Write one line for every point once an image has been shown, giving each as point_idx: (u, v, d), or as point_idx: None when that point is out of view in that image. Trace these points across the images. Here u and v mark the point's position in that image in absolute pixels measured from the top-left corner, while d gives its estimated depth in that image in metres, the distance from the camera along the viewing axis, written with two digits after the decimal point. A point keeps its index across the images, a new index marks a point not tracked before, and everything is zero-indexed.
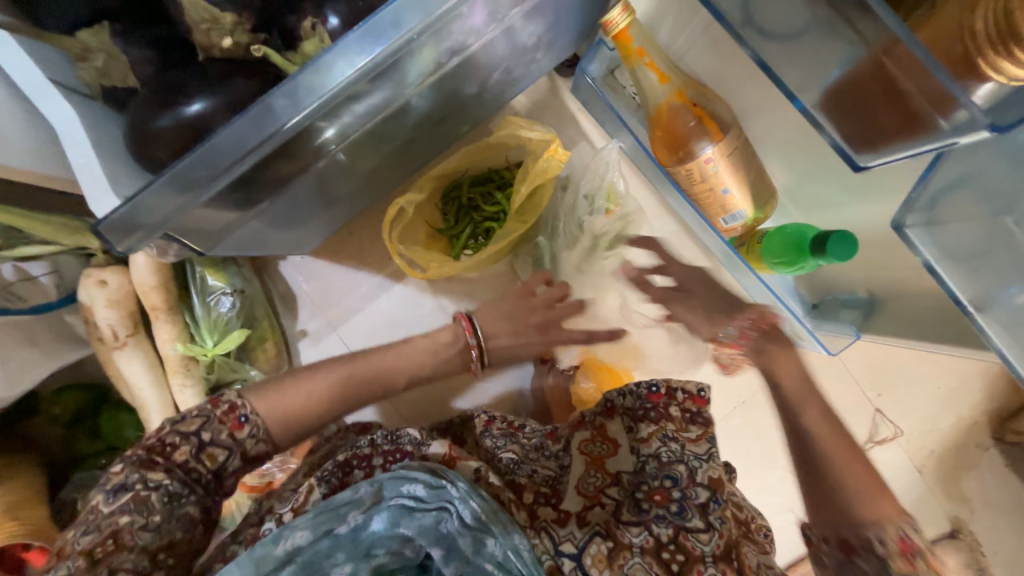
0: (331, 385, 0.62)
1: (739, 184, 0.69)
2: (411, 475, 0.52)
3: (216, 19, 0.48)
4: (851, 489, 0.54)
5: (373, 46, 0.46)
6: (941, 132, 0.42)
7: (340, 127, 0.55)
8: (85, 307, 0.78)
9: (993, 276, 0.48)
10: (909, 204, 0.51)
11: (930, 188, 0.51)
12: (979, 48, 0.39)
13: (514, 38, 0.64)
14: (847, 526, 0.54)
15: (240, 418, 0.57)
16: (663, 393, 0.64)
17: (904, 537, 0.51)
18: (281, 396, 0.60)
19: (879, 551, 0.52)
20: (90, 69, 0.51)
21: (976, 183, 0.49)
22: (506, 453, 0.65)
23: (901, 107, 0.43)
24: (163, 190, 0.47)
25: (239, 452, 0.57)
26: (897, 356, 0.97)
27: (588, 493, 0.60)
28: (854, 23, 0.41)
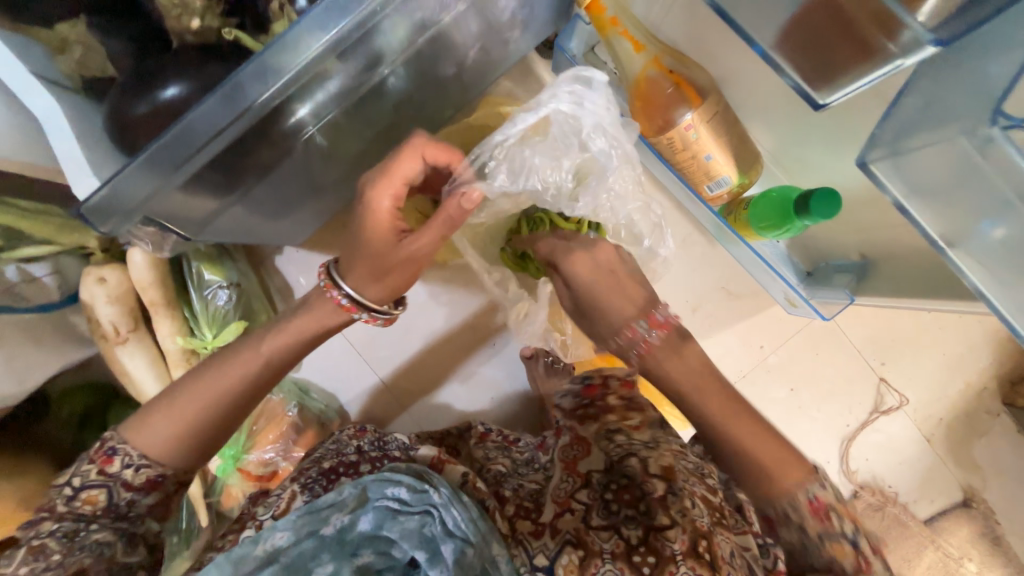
0: (207, 397, 0.52)
1: (722, 149, 0.69)
2: (395, 477, 0.52)
3: (186, 4, 0.49)
4: (767, 465, 0.52)
5: (337, 19, 0.47)
6: (891, 56, 0.43)
7: (315, 107, 0.56)
8: (87, 305, 0.80)
9: (967, 209, 0.47)
10: (871, 141, 0.52)
11: (892, 124, 0.52)
12: None
13: (486, 14, 0.64)
14: (764, 499, 0.52)
15: (110, 451, 0.50)
16: (597, 385, 0.59)
17: (813, 497, 0.51)
18: (151, 418, 0.51)
19: (795, 517, 0.51)
20: (70, 61, 0.52)
21: (939, 108, 0.48)
22: (495, 465, 0.66)
23: (854, 37, 0.42)
24: (141, 171, 0.49)
25: (120, 486, 0.50)
26: (900, 324, 0.96)
27: (560, 500, 0.55)
28: None
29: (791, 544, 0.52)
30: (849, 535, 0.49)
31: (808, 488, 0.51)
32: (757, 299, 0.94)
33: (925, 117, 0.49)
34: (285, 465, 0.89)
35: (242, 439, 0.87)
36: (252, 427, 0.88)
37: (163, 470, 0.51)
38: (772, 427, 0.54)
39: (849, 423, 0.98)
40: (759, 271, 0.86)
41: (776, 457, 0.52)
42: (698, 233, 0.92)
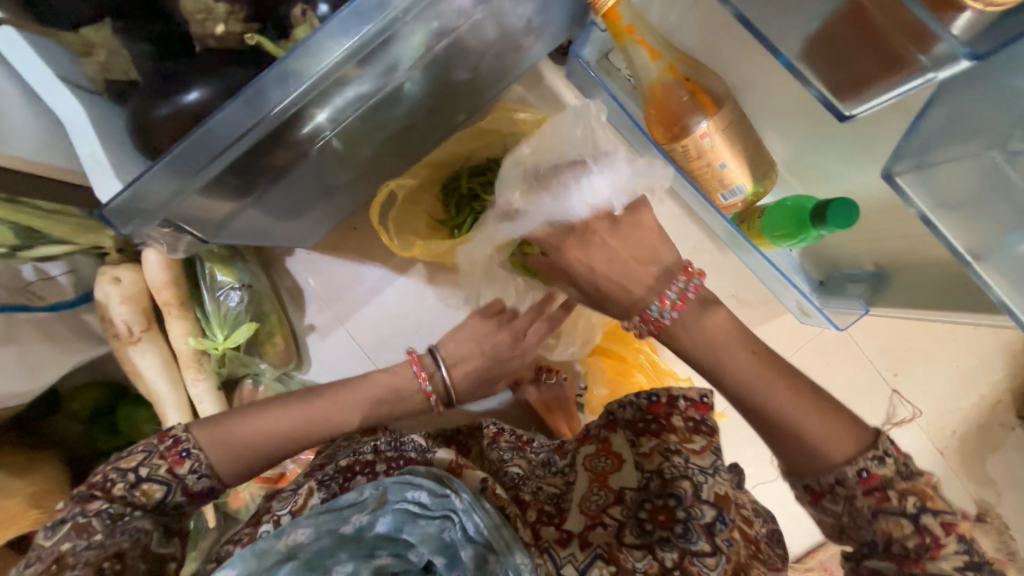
0: (287, 428, 0.60)
1: (736, 157, 0.68)
2: (416, 480, 0.52)
3: (210, 9, 0.50)
4: (812, 439, 0.50)
5: (358, 26, 0.48)
6: (922, 68, 0.42)
7: (333, 112, 0.56)
8: (101, 304, 0.81)
9: (990, 222, 0.47)
10: (896, 153, 0.52)
11: (921, 135, 0.51)
12: None
13: (503, 20, 0.65)
14: (809, 472, 0.51)
15: (182, 452, 0.55)
16: (662, 403, 0.59)
17: (864, 473, 0.49)
18: (228, 430, 0.57)
19: (843, 493, 0.50)
20: (94, 63, 0.53)
21: (965, 125, 0.48)
22: (512, 467, 0.64)
23: (880, 50, 0.42)
24: (162, 174, 0.49)
25: (180, 488, 0.55)
26: (912, 335, 0.94)
27: (591, 512, 0.56)
28: None
29: (841, 519, 0.51)
30: (908, 513, 0.47)
31: (859, 465, 0.49)
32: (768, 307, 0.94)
33: (949, 131, 0.49)
34: (293, 467, 0.89)
35: None
36: None
37: (214, 484, 0.57)
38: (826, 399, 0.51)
39: None
40: (770, 280, 0.84)
41: (825, 438, 0.49)
42: (709, 240, 0.91)
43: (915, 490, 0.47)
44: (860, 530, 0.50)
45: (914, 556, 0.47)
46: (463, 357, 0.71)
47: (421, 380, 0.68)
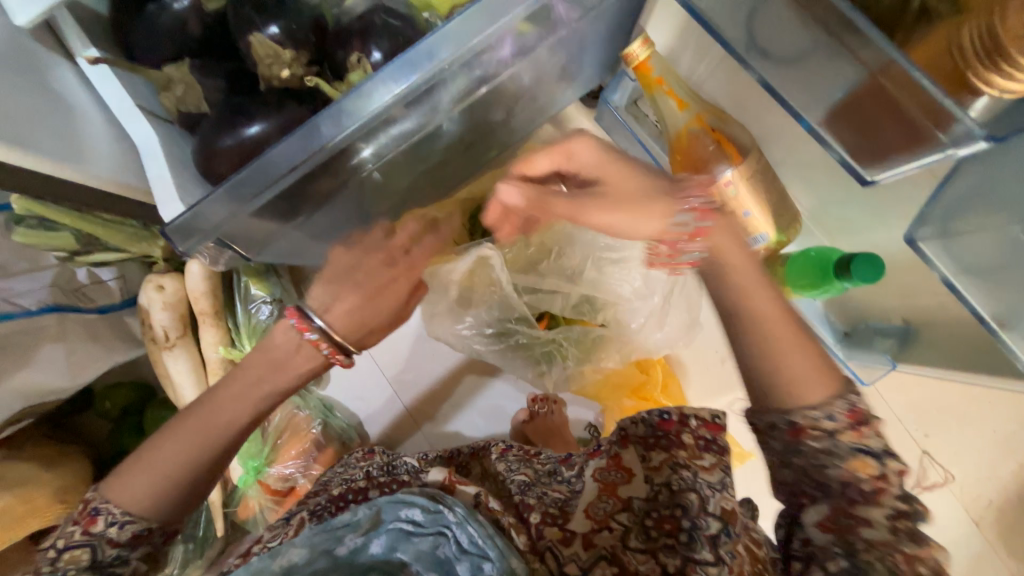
0: (189, 443, 0.51)
1: (760, 207, 0.70)
2: (410, 498, 0.53)
3: (278, 55, 0.56)
4: (785, 366, 0.43)
5: (409, 74, 0.53)
6: (942, 145, 0.42)
7: (376, 148, 0.60)
8: (144, 309, 0.86)
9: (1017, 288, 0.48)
10: (921, 219, 0.53)
11: (941, 203, 0.52)
12: (968, 63, 0.40)
13: (540, 68, 0.69)
14: (792, 406, 0.43)
15: (92, 511, 0.49)
16: (674, 421, 0.54)
17: (850, 408, 0.42)
18: (135, 472, 0.50)
19: (826, 428, 0.42)
20: (171, 97, 0.59)
21: (994, 196, 0.49)
22: (518, 477, 0.63)
23: (905, 123, 0.43)
24: (221, 198, 0.53)
25: (106, 544, 0.48)
26: (944, 394, 0.91)
27: (597, 517, 0.53)
28: (853, 49, 0.42)
29: (806, 461, 0.43)
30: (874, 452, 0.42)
31: (837, 394, 0.43)
32: None
33: (968, 204, 0.51)
34: (303, 481, 0.90)
35: (267, 452, 0.90)
36: (277, 441, 0.91)
37: (150, 524, 0.50)
38: (809, 337, 0.45)
39: None
40: None
41: (798, 367, 0.43)
42: None
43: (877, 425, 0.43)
44: (828, 468, 0.42)
45: (861, 497, 0.42)
46: (339, 297, 0.55)
47: (302, 333, 0.54)
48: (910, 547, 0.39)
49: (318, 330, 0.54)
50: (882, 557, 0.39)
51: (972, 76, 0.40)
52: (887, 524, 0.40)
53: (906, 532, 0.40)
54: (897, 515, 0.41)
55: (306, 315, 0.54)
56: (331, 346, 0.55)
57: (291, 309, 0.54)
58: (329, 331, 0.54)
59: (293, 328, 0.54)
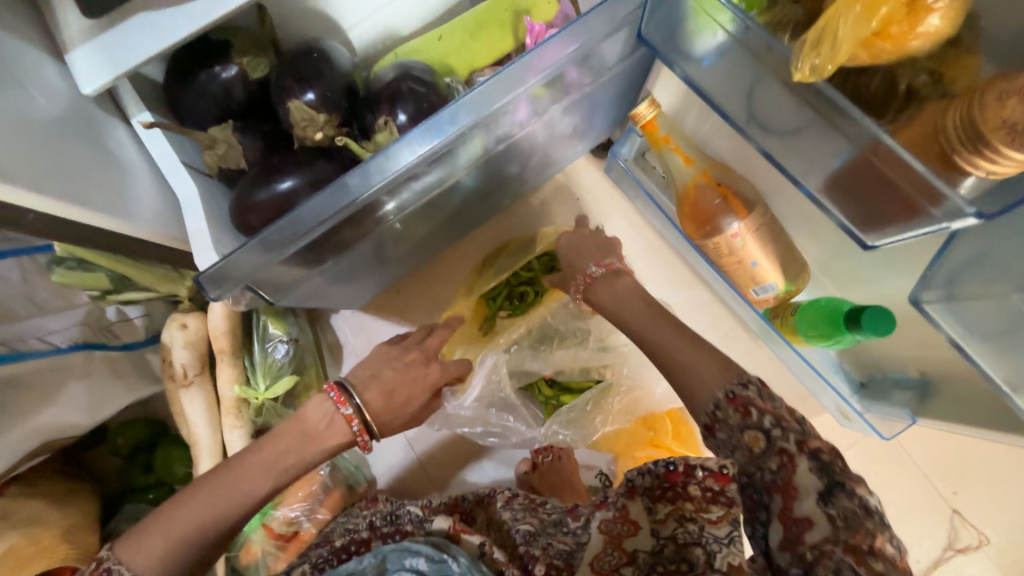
0: (206, 511, 0.53)
1: (768, 258, 0.72)
2: (414, 547, 0.53)
3: (313, 118, 0.61)
4: (683, 364, 0.56)
5: (432, 137, 0.57)
6: (934, 219, 0.43)
7: (399, 202, 0.64)
8: (166, 347, 0.89)
9: (1022, 353, 0.48)
10: (925, 281, 0.54)
11: (946, 266, 0.53)
12: (952, 146, 0.40)
13: (553, 128, 0.74)
14: (697, 409, 0.54)
15: (102, 571, 0.50)
16: (680, 471, 0.47)
17: (732, 393, 0.51)
18: (149, 536, 0.52)
19: (720, 417, 0.51)
20: (213, 155, 0.64)
21: (995, 260, 0.50)
22: (522, 525, 0.60)
23: (897, 195, 0.44)
24: (254, 249, 0.57)
25: None
26: (970, 449, 0.88)
27: (604, 571, 0.52)
28: (837, 125, 0.45)
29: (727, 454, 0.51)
30: (765, 429, 0.47)
31: (723, 386, 0.52)
32: (804, 404, 0.91)
33: (972, 268, 0.52)
34: (307, 525, 0.88)
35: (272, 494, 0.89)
36: None
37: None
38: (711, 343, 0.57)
39: (918, 559, 0.88)
40: (807, 378, 0.86)
41: (699, 362, 0.55)
42: (742, 329, 0.92)
43: (775, 410, 0.48)
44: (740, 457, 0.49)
45: (779, 480, 0.46)
46: (379, 376, 0.67)
47: (338, 407, 0.62)
48: (849, 534, 0.41)
49: (352, 407, 0.62)
50: (833, 556, 0.41)
51: (958, 159, 0.40)
52: (822, 514, 0.42)
53: (842, 520, 0.41)
54: (823, 499, 0.43)
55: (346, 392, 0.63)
56: (360, 424, 0.62)
57: (333, 386, 0.63)
58: (362, 410, 0.63)
59: (329, 401, 0.62)
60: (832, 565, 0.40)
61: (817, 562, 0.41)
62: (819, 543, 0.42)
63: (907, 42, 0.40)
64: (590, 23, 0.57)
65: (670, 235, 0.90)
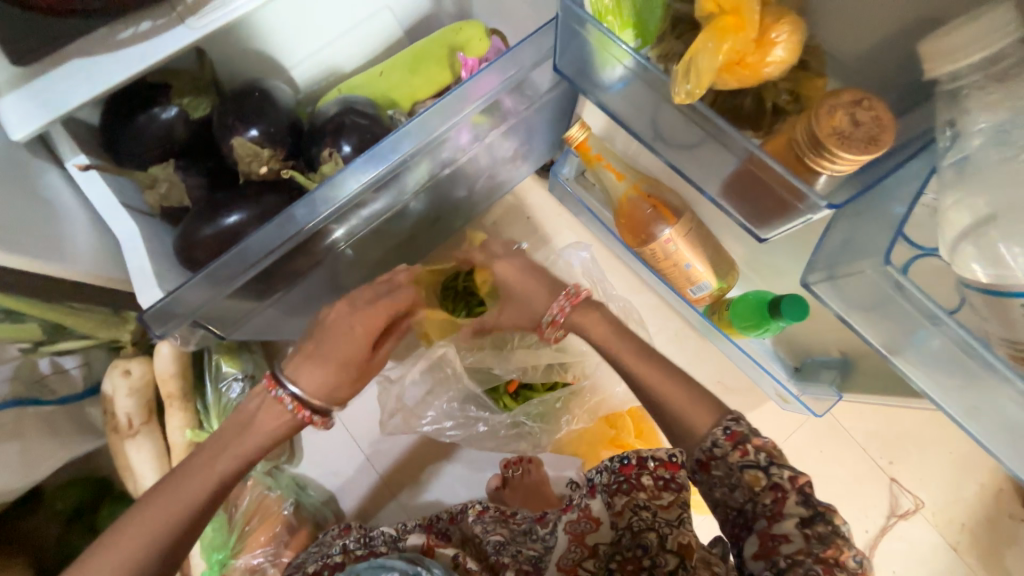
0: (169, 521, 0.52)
1: (700, 259, 0.78)
2: (388, 563, 0.52)
3: (257, 153, 0.63)
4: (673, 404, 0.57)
5: (375, 166, 0.60)
6: (801, 211, 0.50)
7: (349, 228, 0.66)
8: (108, 396, 0.84)
9: (896, 325, 0.49)
10: (809, 265, 0.55)
11: (825, 252, 0.54)
12: (804, 152, 0.46)
13: (494, 152, 0.79)
14: (693, 444, 0.54)
15: None
16: (634, 464, 0.55)
17: (728, 430, 0.52)
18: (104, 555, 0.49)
19: (718, 455, 0.52)
20: (154, 194, 0.64)
21: (859, 241, 0.50)
22: (493, 537, 0.62)
23: (773, 194, 0.51)
24: (200, 284, 0.57)
25: None
26: (899, 420, 0.97)
27: (565, 568, 0.51)
28: (723, 139, 0.51)
29: (721, 490, 0.52)
30: (763, 466, 0.49)
31: (721, 424, 0.53)
32: (751, 394, 0.98)
33: (846, 249, 0.52)
34: (272, 571, 0.85)
35: (233, 542, 0.86)
36: (244, 528, 0.87)
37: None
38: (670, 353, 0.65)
39: (866, 528, 0.95)
40: (748, 367, 0.94)
41: (686, 402, 0.57)
42: (689, 328, 0.99)
43: (767, 446, 0.50)
44: (734, 491, 0.50)
45: (768, 513, 0.47)
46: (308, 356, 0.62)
47: (269, 392, 0.61)
48: (821, 548, 0.43)
49: (285, 392, 0.60)
50: (803, 565, 0.43)
51: (809, 161, 0.46)
52: (799, 532, 0.45)
53: (816, 538, 0.44)
54: (803, 523, 0.45)
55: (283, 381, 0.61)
56: (297, 402, 0.60)
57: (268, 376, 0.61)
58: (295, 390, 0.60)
59: (265, 391, 0.61)
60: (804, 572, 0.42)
61: (790, 570, 0.44)
62: (794, 553, 0.44)
63: (761, 70, 0.46)
64: (518, 55, 0.63)
65: (613, 245, 0.96)
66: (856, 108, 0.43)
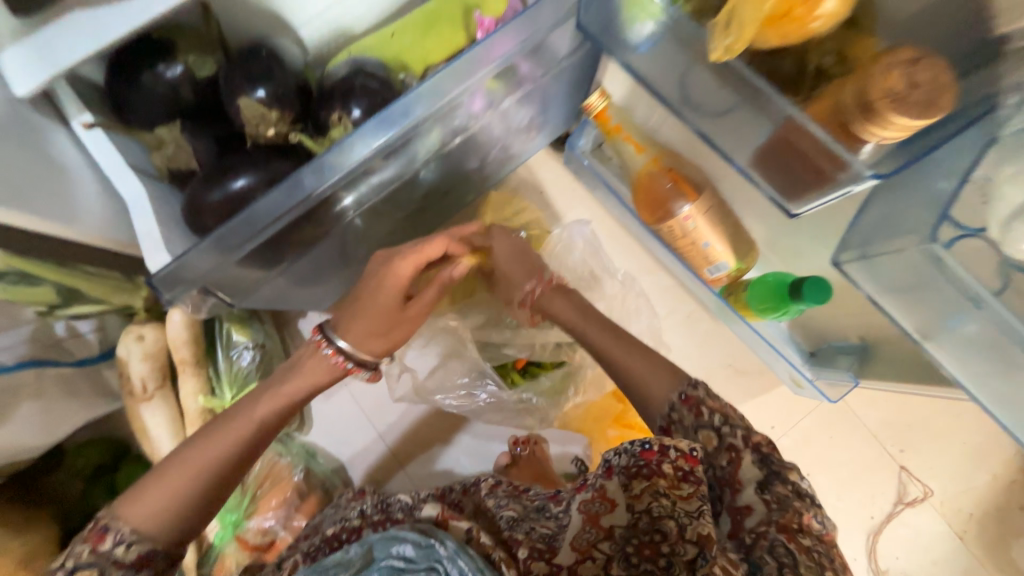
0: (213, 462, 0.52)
1: (719, 238, 0.76)
2: (401, 534, 0.54)
3: (264, 115, 0.61)
4: (632, 367, 0.61)
5: (385, 131, 0.58)
6: (841, 181, 0.48)
7: (358, 196, 0.64)
8: (122, 361, 0.85)
9: (936, 306, 0.51)
10: (844, 244, 0.57)
11: (861, 231, 0.57)
12: (854, 118, 0.44)
13: (508, 121, 0.75)
14: (651, 410, 0.59)
15: (104, 527, 0.47)
16: (655, 451, 0.52)
17: (684, 395, 0.56)
18: (153, 488, 0.50)
19: (675, 419, 0.56)
20: (161, 155, 0.63)
21: (898, 220, 0.53)
22: (506, 512, 0.63)
23: (812, 163, 0.49)
24: (207, 249, 0.56)
25: (112, 565, 0.46)
26: (913, 408, 0.96)
27: (581, 547, 0.52)
28: (762, 104, 0.49)
29: None
30: (716, 427, 0.53)
31: (677, 390, 0.57)
32: (763, 377, 0.97)
33: (883, 230, 0.54)
34: (284, 534, 0.87)
35: (245, 506, 0.87)
36: (256, 492, 0.88)
37: (154, 546, 0.48)
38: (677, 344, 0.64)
39: (872, 514, 0.95)
40: (761, 349, 0.93)
41: (650, 369, 0.60)
42: (703, 310, 0.96)
43: (724, 411, 0.54)
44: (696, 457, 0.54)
45: (727, 476, 0.52)
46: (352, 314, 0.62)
47: (320, 348, 0.61)
48: (780, 514, 0.47)
49: (333, 346, 0.61)
50: (767, 537, 0.47)
51: (857, 129, 0.44)
52: (760, 500, 0.49)
53: (775, 504, 0.48)
54: (761, 488, 0.49)
55: (329, 334, 0.62)
56: (346, 357, 0.62)
57: (316, 331, 0.62)
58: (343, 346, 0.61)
59: (313, 345, 0.62)
60: (768, 543, 0.46)
61: (755, 542, 0.47)
62: (757, 526, 0.48)
63: (809, 24, 0.43)
64: (535, 16, 0.59)
65: (629, 222, 0.93)
66: (913, 67, 0.42)
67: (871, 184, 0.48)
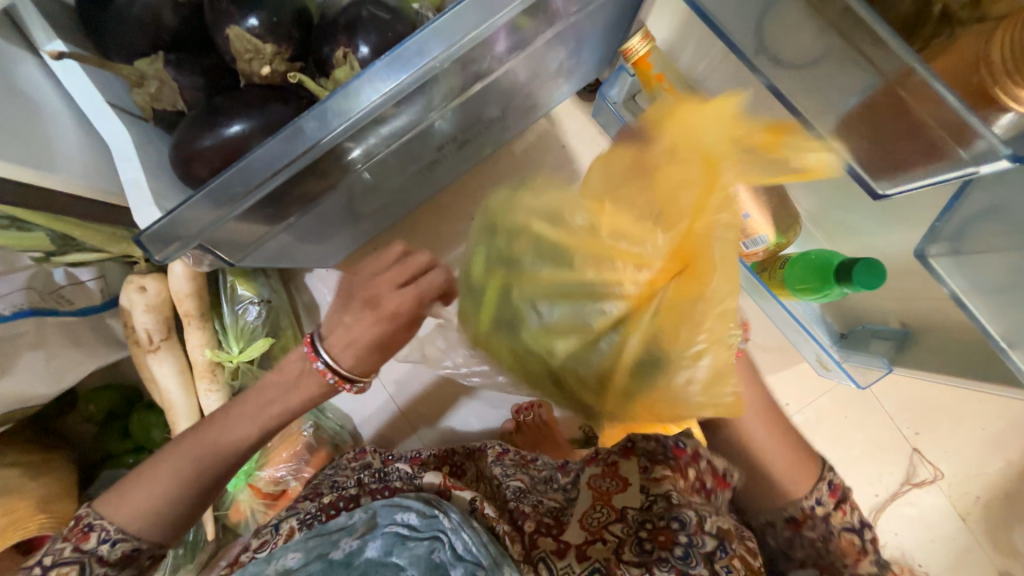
0: (178, 478, 0.56)
1: (760, 209, 0.69)
2: (406, 502, 0.53)
3: (258, 50, 0.53)
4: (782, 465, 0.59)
5: (398, 73, 0.50)
6: (961, 162, 0.46)
7: (366, 147, 0.58)
8: (126, 311, 0.83)
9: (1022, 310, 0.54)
10: (933, 235, 0.59)
11: (958, 218, 0.58)
12: (992, 76, 0.43)
13: (537, 64, 0.66)
14: (789, 503, 0.58)
15: (87, 526, 0.54)
16: (686, 450, 0.53)
17: (831, 486, 0.58)
18: (128, 494, 0.55)
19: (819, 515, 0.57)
20: (144, 94, 0.55)
21: (1007, 214, 0.54)
22: (513, 482, 0.61)
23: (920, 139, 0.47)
24: (201, 203, 0.51)
25: (95, 561, 0.53)
26: (936, 392, 0.92)
27: (591, 528, 0.50)
28: (866, 54, 0.47)
29: (809, 550, 0.57)
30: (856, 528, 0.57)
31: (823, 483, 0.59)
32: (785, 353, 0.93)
33: (986, 218, 0.56)
34: (294, 484, 0.88)
35: (256, 456, 0.88)
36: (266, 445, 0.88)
37: (139, 544, 0.55)
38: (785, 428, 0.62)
39: (877, 492, 0.94)
40: (789, 330, 0.87)
41: (795, 465, 0.59)
42: None
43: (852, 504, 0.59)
44: (825, 550, 0.57)
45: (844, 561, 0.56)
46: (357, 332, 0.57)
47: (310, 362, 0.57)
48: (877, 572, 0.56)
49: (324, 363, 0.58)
50: None
51: (996, 91, 0.43)
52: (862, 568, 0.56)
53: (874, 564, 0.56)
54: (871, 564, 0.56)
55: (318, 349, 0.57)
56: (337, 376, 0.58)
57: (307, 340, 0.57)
58: (334, 366, 0.57)
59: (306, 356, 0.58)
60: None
61: None
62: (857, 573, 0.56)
63: None
64: None
65: None
66: None
67: (996, 169, 0.45)
